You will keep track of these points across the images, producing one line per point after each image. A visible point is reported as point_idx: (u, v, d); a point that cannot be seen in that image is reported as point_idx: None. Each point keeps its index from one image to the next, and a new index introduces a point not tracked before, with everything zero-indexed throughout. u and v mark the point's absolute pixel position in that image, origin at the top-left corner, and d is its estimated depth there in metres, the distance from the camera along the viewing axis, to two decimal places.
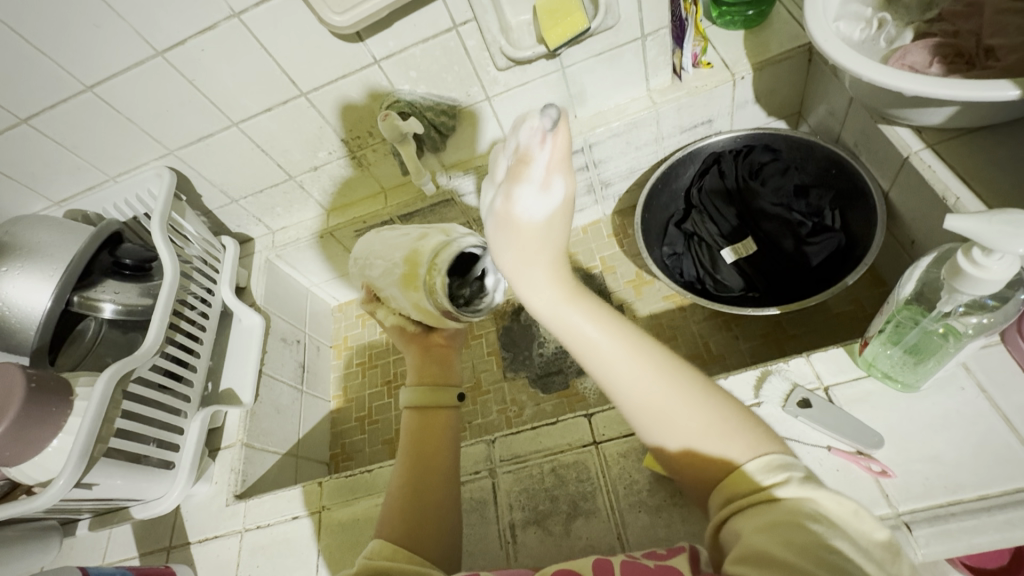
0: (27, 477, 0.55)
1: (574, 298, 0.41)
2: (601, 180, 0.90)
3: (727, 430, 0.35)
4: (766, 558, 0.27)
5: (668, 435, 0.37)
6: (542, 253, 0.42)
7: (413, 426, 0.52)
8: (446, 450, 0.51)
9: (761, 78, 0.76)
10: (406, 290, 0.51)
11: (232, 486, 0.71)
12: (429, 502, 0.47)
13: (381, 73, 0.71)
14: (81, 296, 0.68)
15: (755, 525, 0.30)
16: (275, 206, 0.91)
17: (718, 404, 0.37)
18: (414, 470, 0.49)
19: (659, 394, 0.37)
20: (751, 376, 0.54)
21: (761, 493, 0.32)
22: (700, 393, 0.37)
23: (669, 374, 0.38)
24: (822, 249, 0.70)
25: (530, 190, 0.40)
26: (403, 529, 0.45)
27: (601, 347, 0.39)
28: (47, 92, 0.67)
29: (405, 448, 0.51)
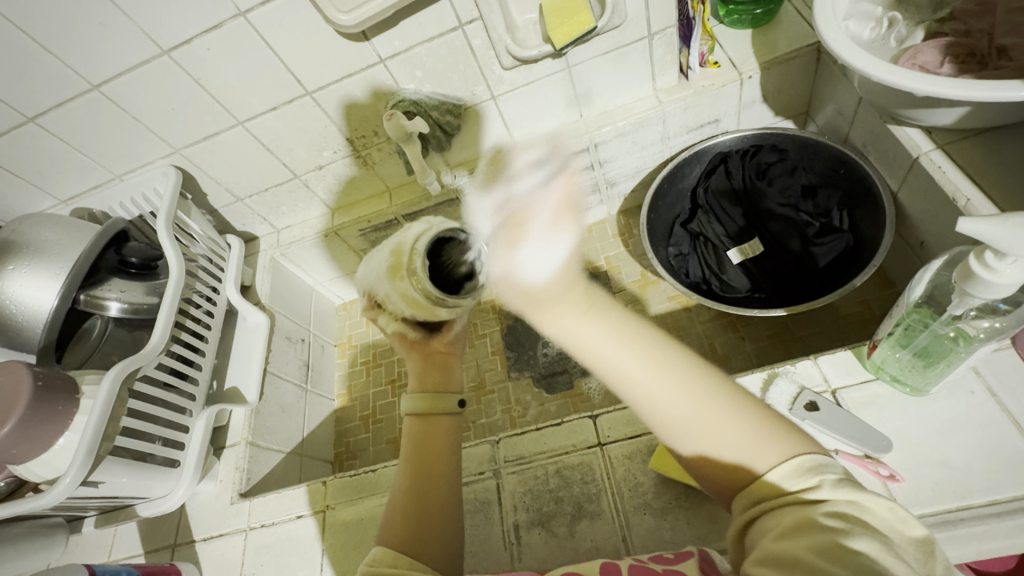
0: (33, 474, 0.56)
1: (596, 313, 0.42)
2: (607, 179, 0.90)
3: (761, 439, 0.35)
4: (790, 558, 0.27)
5: (702, 446, 0.37)
6: (553, 280, 0.44)
7: (414, 432, 0.52)
8: (446, 456, 0.51)
9: (769, 77, 0.76)
10: (393, 283, 0.47)
11: (236, 484, 0.71)
12: (431, 508, 0.47)
13: (387, 72, 0.71)
14: (88, 294, 0.68)
15: (783, 525, 0.30)
16: (280, 205, 0.91)
17: (750, 414, 0.37)
18: (415, 475, 0.49)
19: (687, 405, 0.38)
20: (757, 378, 0.53)
21: (791, 494, 0.32)
22: (731, 404, 0.37)
23: (697, 384, 0.38)
24: (830, 250, 0.70)
25: (534, 246, 0.45)
26: (405, 534, 0.45)
27: (627, 365, 0.40)
28: (54, 91, 0.67)
29: (406, 454, 0.51)
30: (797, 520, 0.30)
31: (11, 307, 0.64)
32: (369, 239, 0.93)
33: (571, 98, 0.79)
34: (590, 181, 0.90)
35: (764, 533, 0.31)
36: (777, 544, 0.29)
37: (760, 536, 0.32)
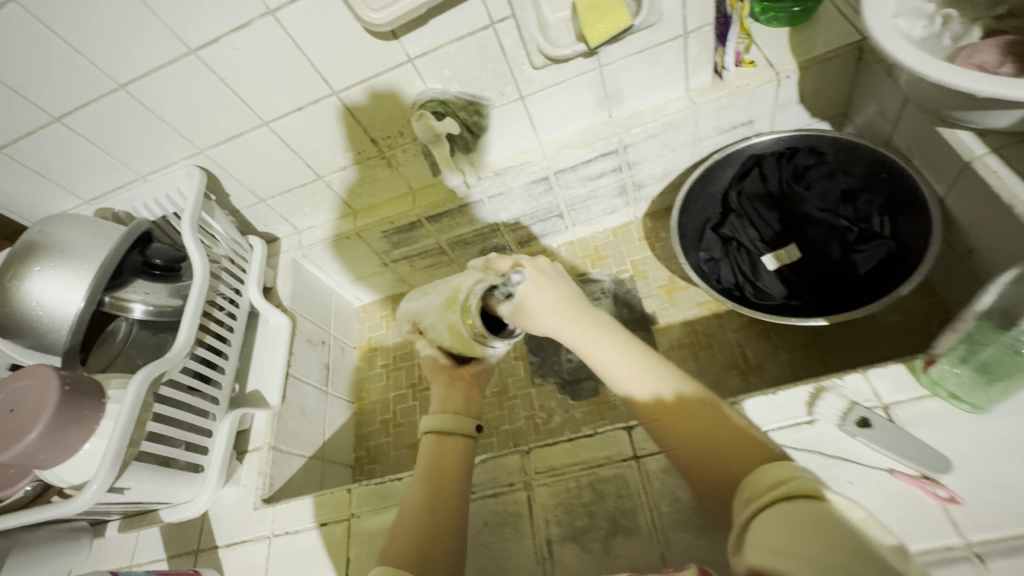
0: (59, 479, 0.55)
1: (587, 325, 0.50)
2: (634, 181, 0.88)
3: (714, 437, 0.42)
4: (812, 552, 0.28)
5: (690, 433, 0.43)
6: (542, 303, 0.51)
7: (430, 449, 0.51)
8: (457, 474, 0.49)
9: (807, 77, 0.73)
10: (444, 313, 0.57)
11: (259, 490, 0.70)
12: (436, 526, 0.46)
13: (415, 72, 0.70)
14: (112, 297, 0.67)
15: (790, 513, 0.31)
16: (303, 206, 0.90)
17: (710, 416, 0.43)
18: (428, 491, 0.48)
19: (678, 391, 0.45)
20: (803, 391, 0.51)
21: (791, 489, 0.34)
22: (694, 405, 0.44)
23: (688, 386, 0.45)
24: (869, 258, 0.68)
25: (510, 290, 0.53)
26: (409, 554, 0.43)
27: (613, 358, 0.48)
28: (80, 90, 0.66)
29: (421, 467, 0.50)
30: (803, 513, 0.31)
31: (36, 309, 0.64)
32: (391, 240, 0.92)
33: (601, 99, 0.77)
34: (618, 183, 0.88)
35: (767, 524, 0.32)
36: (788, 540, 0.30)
37: (758, 529, 0.32)
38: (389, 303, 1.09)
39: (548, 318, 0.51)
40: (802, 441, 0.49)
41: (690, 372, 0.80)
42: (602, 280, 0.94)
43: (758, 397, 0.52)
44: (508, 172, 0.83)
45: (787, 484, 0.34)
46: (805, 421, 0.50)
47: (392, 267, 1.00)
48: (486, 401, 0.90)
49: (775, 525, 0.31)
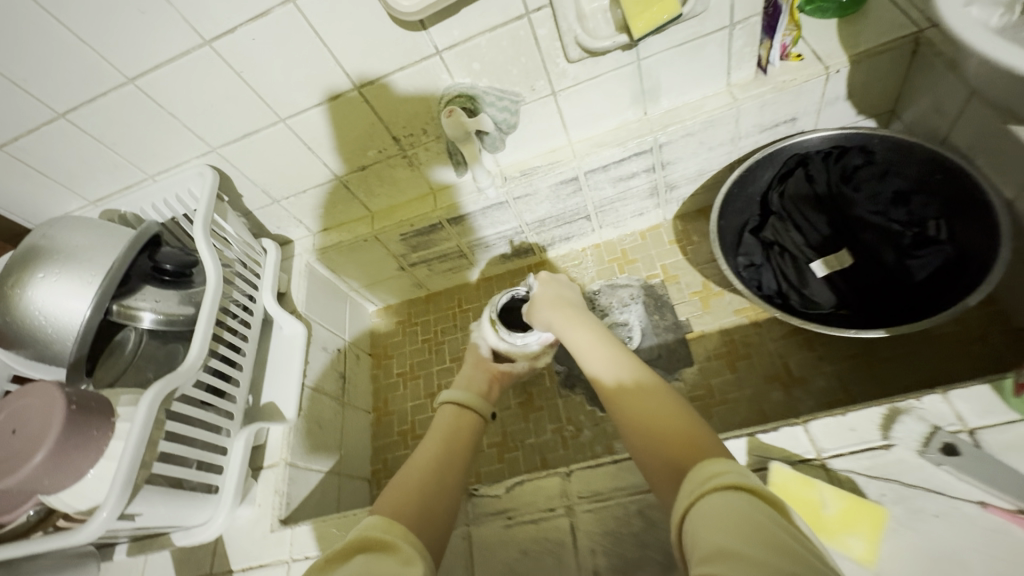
0: (64, 504, 0.51)
1: (574, 321, 0.58)
2: (667, 182, 0.84)
3: (660, 418, 0.43)
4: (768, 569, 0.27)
5: (639, 418, 0.44)
6: (543, 296, 0.65)
7: (448, 418, 0.59)
8: (460, 448, 0.55)
9: (858, 72, 0.69)
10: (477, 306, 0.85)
11: (276, 510, 0.66)
12: (435, 487, 0.49)
13: (442, 66, 0.66)
14: (121, 305, 0.63)
15: (737, 511, 0.31)
16: (318, 208, 0.85)
17: (659, 401, 0.44)
18: (442, 450, 0.54)
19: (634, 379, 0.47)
20: (875, 413, 0.47)
21: (732, 483, 0.34)
22: (647, 390, 0.45)
23: (644, 374, 0.47)
24: (926, 264, 0.63)
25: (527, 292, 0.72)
26: (403, 502, 0.46)
27: (586, 349, 0.54)
28: (86, 85, 0.62)
29: (431, 436, 0.56)
30: (748, 513, 0.31)
31: (42, 319, 0.60)
32: (410, 243, 0.88)
33: (637, 95, 0.73)
34: (649, 184, 0.84)
35: (707, 524, 0.32)
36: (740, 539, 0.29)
37: (701, 531, 0.32)
38: (406, 308, 1.05)
39: (548, 310, 0.62)
40: (879, 469, 0.45)
41: (729, 384, 0.75)
42: (631, 285, 0.89)
43: (825, 419, 0.48)
44: (536, 172, 0.78)
45: (727, 476, 0.34)
46: (881, 446, 0.45)
47: (410, 271, 0.96)
48: (510, 412, 0.85)
49: (719, 527, 0.31)
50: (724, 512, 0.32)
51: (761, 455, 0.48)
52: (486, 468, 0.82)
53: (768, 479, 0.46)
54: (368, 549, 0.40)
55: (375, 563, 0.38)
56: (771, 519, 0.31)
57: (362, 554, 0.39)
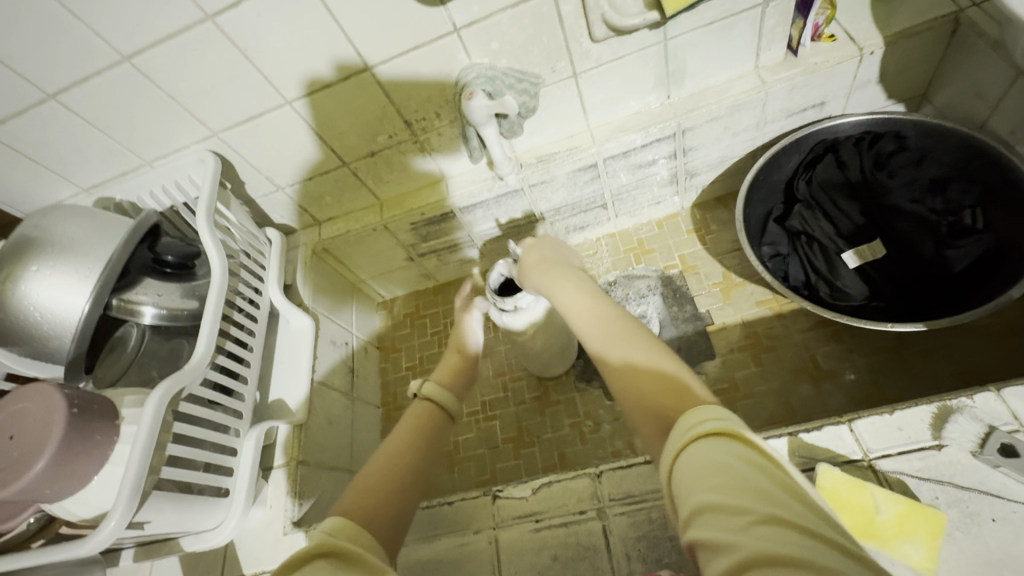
0: (68, 513, 0.48)
1: (558, 278, 0.55)
2: (688, 169, 0.81)
3: (648, 374, 0.40)
4: (745, 525, 0.27)
5: (630, 380, 0.41)
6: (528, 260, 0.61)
7: (417, 414, 0.56)
8: (423, 444, 0.53)
9: (893, 54, 0.66)
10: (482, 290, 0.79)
11: (289, 512, 0.63)
12: (396, 488, 0.47)
13: (460, 45, 0.62)
14: (120, 299, 0.59)
15: (713, 464, 0.30)
16: (324, 196, 0.81)
17: (646, 357, 0.41)
18: (407, 445, 0.52)
19: (622, 339, 0.44)
20: (925, 412, 0.45)
21: (709, 429, 0.32)
22: (633, 346, 0.43)
23: (633, 330, 0.44)
24: (966, 254, 0.61)
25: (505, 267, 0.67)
26: (360, 505, 0.44)
27: (572, 305, 0.50)
28: (77, 63, 0.58)
29: (397, 431, 0.54)
30: (728, 463, 0.30)
31: (36, 315, 0.56)
32: (420, 233, 0.85)
33: (661, 77, 0.70)
34: (669, 171, 0.81)
35: (683, 478, 0.31)
36: (716, 498, 0.29)
37: (680, 487, 0.32)
38: (413, 300, 1.02)
39: (538, 270, 0.59)
40: (930, 470, 0.43)
41: (753, 377, 0.74)
42: (649, 276, 0.87)
43: (871, 417, 0.46)
44: (553, 159, 0.75)
45: (707, 423, 0.33)
46: (931, 447, 0.43)
47: (418, 261, 0.93)
48: (524, 407, 0.83)
49: (694, 483, 0.30)
50: (700, 465, 0.31)
51: (805, 456, 0.46)
52: (502, 464, 0.80)
53: (815, 481, 0.43)
54: (329, 553, 0.36)
55: (337, 572, 0.34)
56: (746, 462, 0.30)
57: (321, 558, 0.36)
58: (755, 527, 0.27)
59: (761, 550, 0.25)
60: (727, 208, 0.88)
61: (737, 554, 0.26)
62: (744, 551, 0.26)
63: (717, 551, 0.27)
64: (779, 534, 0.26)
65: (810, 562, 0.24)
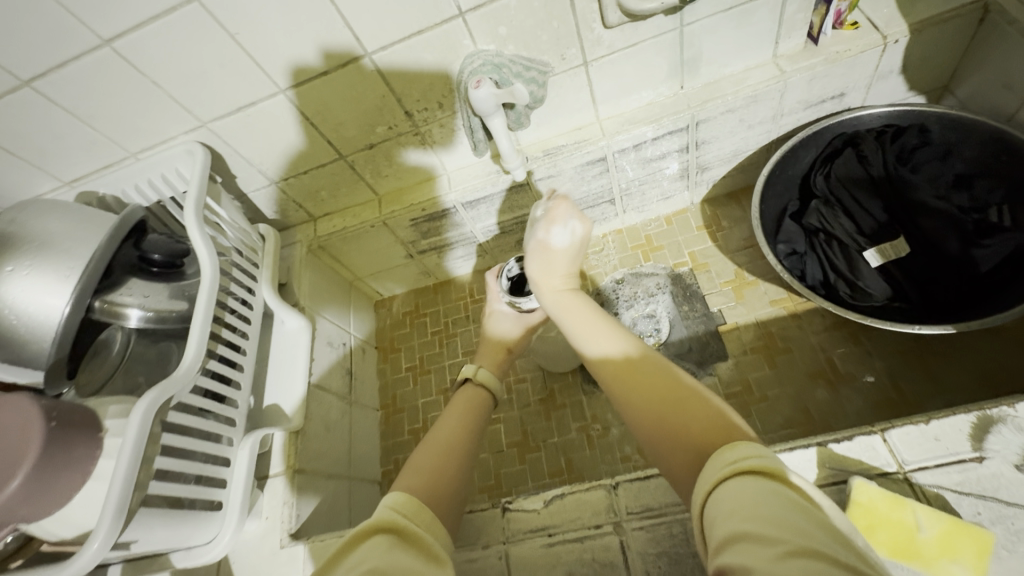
0: (47, 533, 0.45)
1: (571, 297, 0.52)
2: (699, 163, 0.78)
3: (678, 402, 0.37)
4: (777, 556, 0.24)
5: (654, 405, 0.38)
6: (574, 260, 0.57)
7: (466, 397, 0.55)
8: (475, 425, 0.52)
9: (917, 43, 0.63)
10: None
11: (286, 523, 0.60)
12: (455, 466, 0.46)
13: (465, 30, 0.58)
14: (103, 301, 0.56)
15: (752, 497, 0.28)
16: (320, 190, 0.78)
17: (670, 385, 0.38)
18: (462, 429, 0.50)
19: (643, 362, 0.41)
20: (964, 422, 0.42)
21: (754, 466, 0.30)
22: (658, 374, 0.39)
23: (652, 354, 0.42)
24: (994, 254, 0.58)
25: (562, 229, 0.57)
26: (425, 486, 0.42)
27: (586, 326, 0.47)
28: (54, 46, 0.54)
29: (450, 412, 0.52)
30: (765, 496, 0.28)
31: (12, 318, 0.53)
32: (420, 229, 0.81)
33: (675, 66, 0.66)
34: (681, 165, 0.78)
35: (716, 511, 0.29)
36: (750, 527, 0.26)
37: (712, 519, 0.29)
38: (413, 298, 0.99)
39: (557, 264, 0.56)
40: (971, 484, 0.40)
41: (767, 379, 0.71)
42: (657, 274, 0.84)
43: (906, 427, 0.43)
44: (561, 152, 0.72)
45: (750, 461, 0.31)
46: (972, 459, 0.41)
47: (418, 258, 0.89)
48: (530, 410, 0.81)
49: (729, 513, 0.28)
50: (738, 495, 0.29)
51: (836, 468, 0.44)
52: (507, 469, 0.77)
53: (850, 496, 0.41)
54: (389, 530, 0.37)
55: (394, 550, 0.34)
56: (788, 503, 0.27)
57: (379, 532, 0.36)
58: (790, 556, 0.24)
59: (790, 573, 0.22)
60: (738, 203, 0.85)
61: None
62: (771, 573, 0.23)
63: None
64: (816, 565, 0.23)
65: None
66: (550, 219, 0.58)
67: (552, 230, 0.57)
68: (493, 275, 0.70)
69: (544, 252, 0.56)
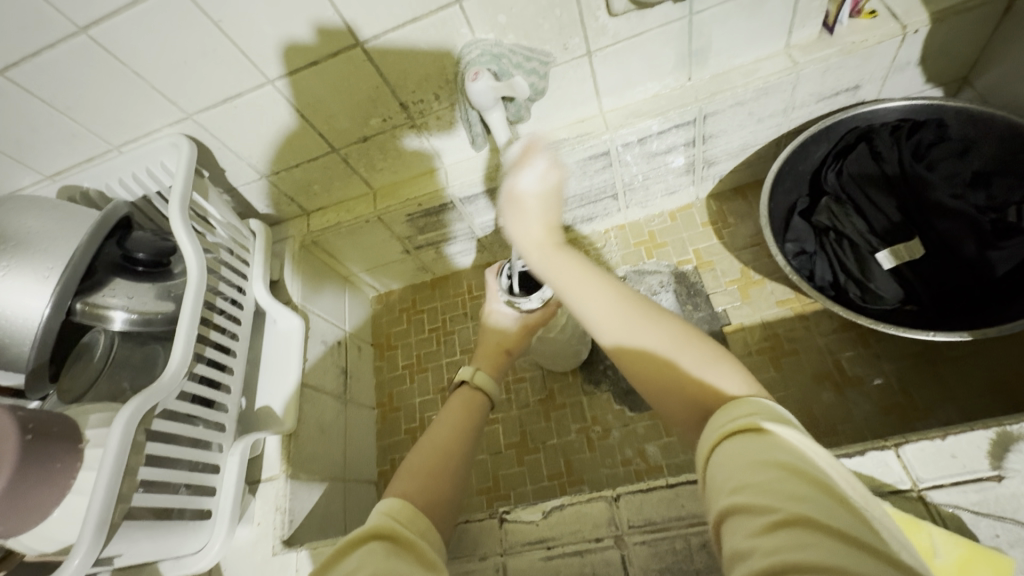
0: (28, 547, 0.43)
1: (554, 255, 0.44)
2: (706, 158, 0.75)
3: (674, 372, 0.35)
4: (767, 528, 0.24)
5: (653, 377, 0.36)
6: (549, 211, 0.48)
7: (462, 399, 0.52)
8: (472, 427, 0.49)
9: (937, 34, 0.60)
10: None
11: (278, 530, 0.59)
12: (450, 470, 0.43)
13: (462, 17, 0.55)
14: (86, 303, 0.54)
15: (743, 463, 0.28)
16: (313, 184, 0.75)
17: (664, 352, 0.36)
18: (459, 431, 0.47)
19: (630, 327, 0.37)
20: (981, 438, 0.40)
21: (741, 426, 0.30)
22: (647, 341, 0.37)
23: (641, 313, 0.38)
24: (1011, 256, 0.56)
25: (530, 173, 0.49)
26: (419, 492, 0.40)
27: (573, 285, 0.41)
28: (26, 33, 0.51)
29: (445, 414, 0.49)
30: (750, 457, 0.28)
31: None
32: (416, 224, 0.79)
33: (683, 56, 0.63)
34: (687, 159, 0.75)
35: (711, 480, 0.29)
36: (742, 499, 0.26)
37: (709, 486, 0.29)
38: (410, 293, 0.97)
39: (535, 220, 0.46)
40: (988, 505, 0.39)
41: (773, 383, 0.69)
42: (660, 271, 0.81)
43: (921, 443, 0.42)
44: (563, 146, 0.69)
45: (736, 421, 0.30)
46: (990, 478, 0.39)
47: (415, 254, 0.87)
48: (529, 410, 0.79)
49: (722, 483, 0.28)
50: (729, 462, 0.28)
51: None
52: (505, 471, 0.76)
53: None
54: (385, 536, 0.34)
55: (393, 557, 0.32)
56: (774, 459, 0.27)
57: (376, 540, 0.34)
58: (777, 529, 0.24)
59: (780, 554, 0.23)
60: (745, 199, 0.83)
61: (754, 559, 0.23)
62: (760, 554, 0.23)
63: (738, 558, 0.25)
64: (805, 540, 0.23)
65: (838, 568, 0.21)
66: (519, 164, 0.51)
67: (520, 175, 0.49)
68: (490, 274, 0.65)
69: (513, 203, 0.48)
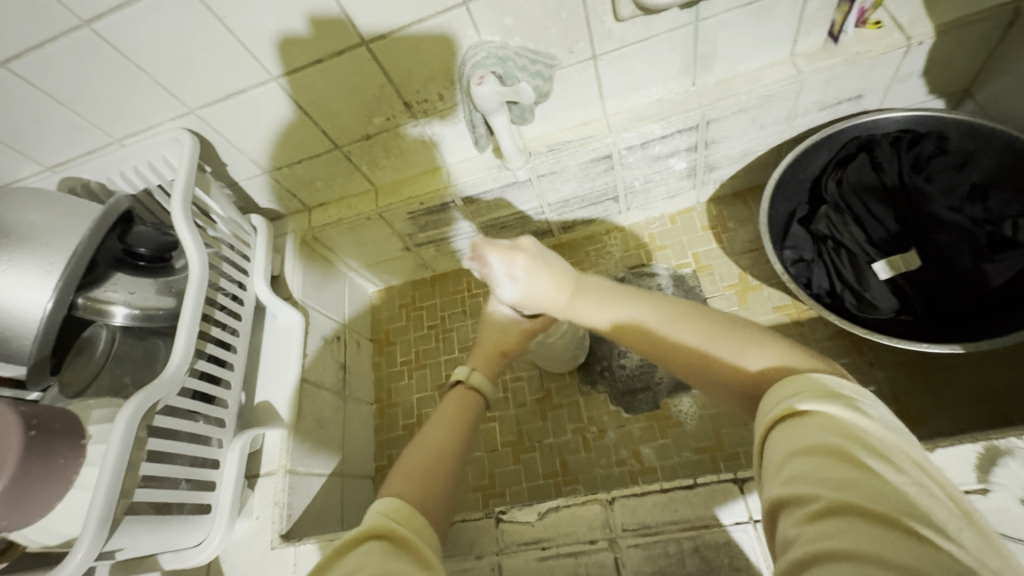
0: (30, 540, 0.44)
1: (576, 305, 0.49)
2: (708, 162, 0.75)
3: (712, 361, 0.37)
4: (814, 514, 0.25)
5: (691, 363, 0.38)
6: (539, 284, 0.53)
7: (459, 397, 0.52)
8: (466, 426, 0.49)
9: (940, 46, 0.60)
10: None
11: (277, 524, 0.59)
12: (447, 470, 0.44)
13: (469, 18, 0.55)
14: (87, 298, 0.54)
15: (787, 453, 0.28)
16: (315, 180, 0.75)
17: (698, 342, 0.38)
18: (453, 430, 0.48)
19: (657, 327, 0.40)
20: (970, 452, 0.41)
21: (783, 412, 0.30)
22: (681, 331, 0.39)
23: (664, 313, 0.41)
24: (1006, 268, 0.56)
25: (505, 281, 0.55)
26: (415, 492, 0.40)
27: (596, 310, 0.46)
28: (29, 25, 0.51)
29: (438, 413, 0.50)
30: (795, 443, 0.28)
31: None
32: (418, 222, 0.79)
33: (688, 62, 0.63)
34: (689, 163, 0.75)
35: (763, 465, 0.30)
36: (788, 485, 0.27)
37: (761, 471, 0.31)
38: (409, 289, 0.97)
39: (542, 289, 0.52)
40: (974, 516, 0.40)
41: None
42: (660, 274, 0.82)
43: None
44: (566, 148, 0.69)
45: (778, 406, 0.31)
46: (976, 490, 0.40)
47: (415, 251, 0.87)
48: (526, 409, 0.80)
49: (770, 471, 0.29)
50: (777, 450, 0.29)
51: None
52: (501, 469, 0.77)
53: None
54: (382, 537, 0.35)
55: (390, 558, 0.33)
56: (820, 439, 0.27)
57: (374, 540, 0.35)
58: (818, 519, 0.25)
59: (818, 544, 0.24)
60: (745, 204, 0.83)
61: (798, 547, 0.25)
62: (804, 542, 0.25)
63: (786, 545, 0.26)
64: (843, 528, 0.24)
65: (874, 556, 0.22)
66: (490, 280, 0.56)
67: (500, 287, 0.56)
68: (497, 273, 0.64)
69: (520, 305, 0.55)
